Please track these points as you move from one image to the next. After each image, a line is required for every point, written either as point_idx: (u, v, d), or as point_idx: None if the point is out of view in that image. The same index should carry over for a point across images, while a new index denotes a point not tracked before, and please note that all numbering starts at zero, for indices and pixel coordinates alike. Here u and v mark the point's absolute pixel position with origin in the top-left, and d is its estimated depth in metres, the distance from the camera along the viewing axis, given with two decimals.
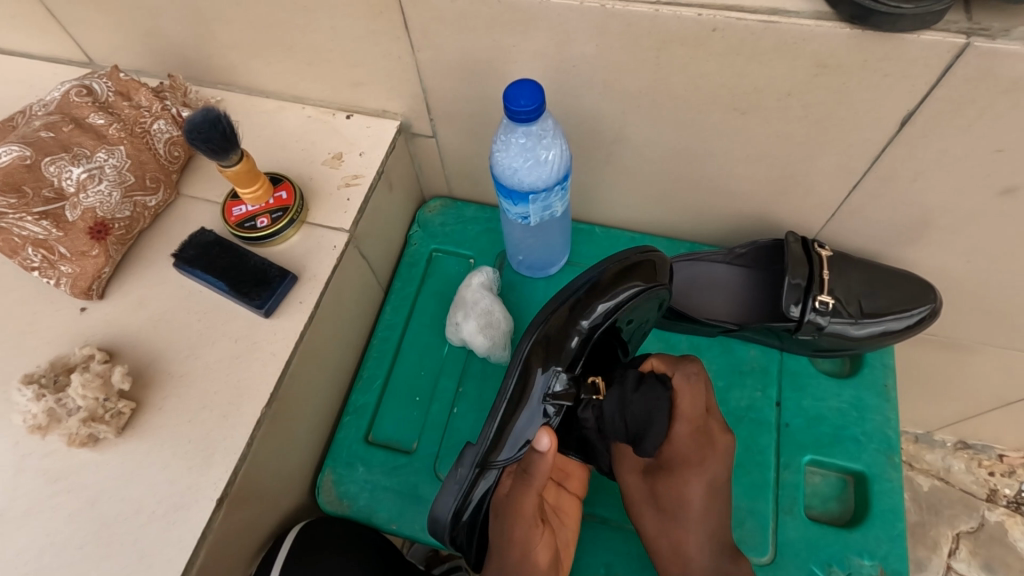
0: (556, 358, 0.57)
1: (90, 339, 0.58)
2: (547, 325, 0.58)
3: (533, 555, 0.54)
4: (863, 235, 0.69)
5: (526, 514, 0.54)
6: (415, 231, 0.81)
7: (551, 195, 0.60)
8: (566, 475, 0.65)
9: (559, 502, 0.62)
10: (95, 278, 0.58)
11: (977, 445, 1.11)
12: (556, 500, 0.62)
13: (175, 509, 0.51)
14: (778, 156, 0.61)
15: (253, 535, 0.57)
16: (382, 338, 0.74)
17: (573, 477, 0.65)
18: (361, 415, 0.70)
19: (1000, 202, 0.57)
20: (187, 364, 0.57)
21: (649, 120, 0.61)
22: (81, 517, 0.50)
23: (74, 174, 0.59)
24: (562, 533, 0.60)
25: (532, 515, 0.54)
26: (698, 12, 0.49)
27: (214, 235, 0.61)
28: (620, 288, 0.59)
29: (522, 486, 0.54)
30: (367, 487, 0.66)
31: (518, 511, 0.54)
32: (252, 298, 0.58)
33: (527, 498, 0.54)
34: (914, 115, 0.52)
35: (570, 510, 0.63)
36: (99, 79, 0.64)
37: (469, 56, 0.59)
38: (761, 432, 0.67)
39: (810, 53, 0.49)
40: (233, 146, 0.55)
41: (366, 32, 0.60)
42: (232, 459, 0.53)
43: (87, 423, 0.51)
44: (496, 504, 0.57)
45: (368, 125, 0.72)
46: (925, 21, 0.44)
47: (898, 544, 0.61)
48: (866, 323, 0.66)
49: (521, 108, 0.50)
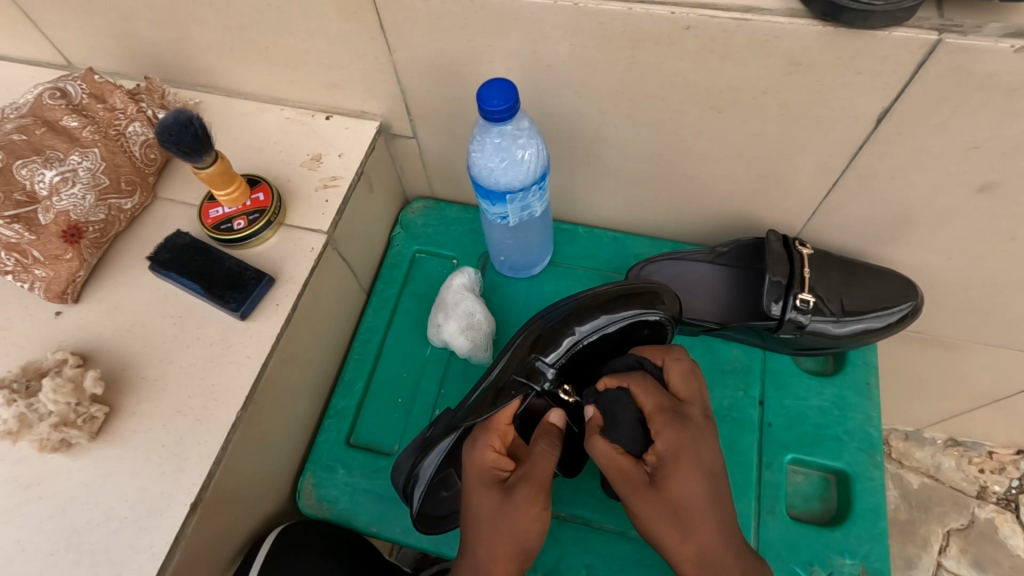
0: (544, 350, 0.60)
1: (63, 344, 0.57)
2: (532, 330, 0.62)
3: (532, 521, 0.50)
4: (844, 234, 0.69)
5: (546, 480, 0.51)
6: (398, 232, 0.80)
7: (529, 195, 0.59)
8: None
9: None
10: (69, 282, 0.57)
11: (967, 442, 1.11)
12: None
13: (147, 515, 0.50)
14: (756, 155, 0.61)
15: (229, 540, 0.57)
16: (364, 341, 0.74)
17: None
18: (342, 418, 0.69)
19: (977, 198, 0.57)
20: (160, 368, 0.56)
21: (627, 119, 0.61)
22: (52, 523, 0.50)
23: (46, 177, 0.58)
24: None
25: (547, 484, 0.51)
26: (672, 10, 0.48)
27: (189, 238, 0.61)
28: (614, 307, 0.62)
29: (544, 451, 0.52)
30: (347, 491, 0.65)
31: (538, 476, 0.51)
32: (228, 301, 0.57)
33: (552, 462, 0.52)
34: (889, 113, 0.52)
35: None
36: (73, 81, 0.63)
37: (445, 57, 0.59)
38: (743, 431, 0.67)
39: (783, 50, 0.49)
40: (206, 148, 0.54)
41: (340, 33, 0.59)
42: (206, 463, 0.52)
43: (58, 428, 0.51)
44: (478, 473, 0.53)
45: (347, 126, 0.71)
46: (895, 18, 0.44)
47: (880, 543, 0.61)
48: (848, 321, 0.66)
49: (493, 108, 0.50)
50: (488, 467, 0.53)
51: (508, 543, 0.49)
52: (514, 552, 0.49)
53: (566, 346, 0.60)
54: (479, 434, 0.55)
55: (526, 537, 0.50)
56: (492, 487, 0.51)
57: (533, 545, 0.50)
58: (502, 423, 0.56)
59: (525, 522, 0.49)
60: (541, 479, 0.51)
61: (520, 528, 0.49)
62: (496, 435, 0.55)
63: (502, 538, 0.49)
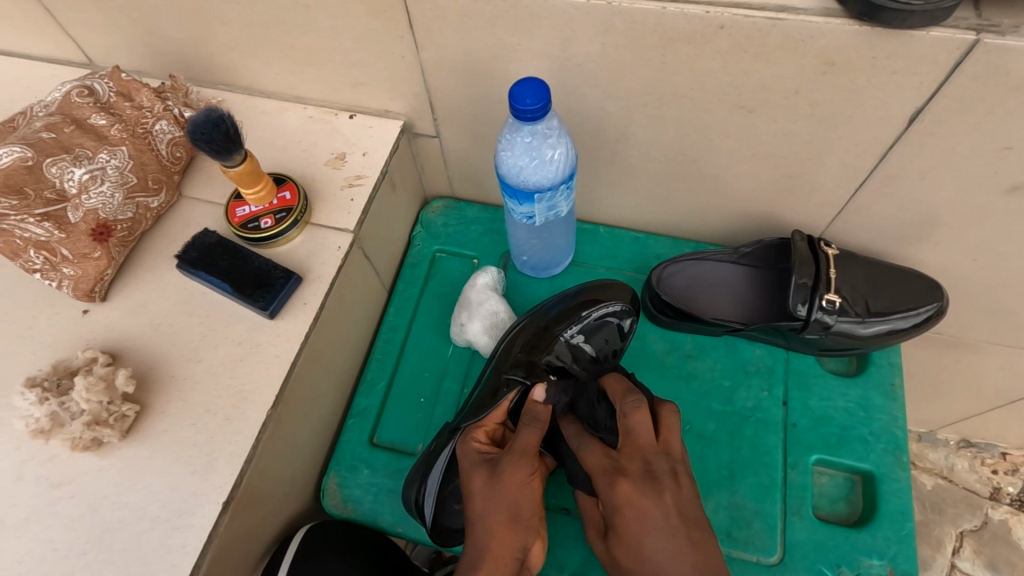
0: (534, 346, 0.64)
1: (91, 343, 0.57)
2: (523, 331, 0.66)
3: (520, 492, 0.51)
4: (868, 234, 0.69)
5: (529, 448, 0.53)
6: (418, 232, 0.80)
7: (557, 194, 0.59)
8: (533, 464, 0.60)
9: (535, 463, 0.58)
10: (97, 280, 0.57)
11: (980, 443, 1.11)
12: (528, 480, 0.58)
13: (178, 514, 0.50)
14: (784, 156, 0.61)
15: (257, 540, 0.57)
16: (385, 341, 0.73)
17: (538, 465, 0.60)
18: (365, 418, 0.69)
19: (1006, 199, 0.57)
20: (189, 367, 0.56)
21: (653, 118, 0.61)
22: (83, 522, 0.50)
23: (75, 175, 0.58)
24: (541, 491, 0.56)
25: (533, 453, 0.53)
26: (706, 9, 0.48)
27: (216, 236, 0.61)
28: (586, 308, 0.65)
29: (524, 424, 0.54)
30: (371, 490, 0.65)
31: (518, 449, 0.53)
32: (256, 299, 0.57)
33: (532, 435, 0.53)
34: (922, 113, 0.52)
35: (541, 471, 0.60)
36: (100, 79, 0.63)
37: (473, 56, 0.59)
38: (767, 432, 0.67)
39: (817, 50, 0.49)
40: (236, 146, 0.54)
41: (368, 32, 0.59)
42: (237, 463, 0.52)
43: (90, 427, 0.51)
44: (463, 453, 0.56)
45: (370, 124, 0.71)
46: (933, 18, 0.44)
47: (907, 545, 0.61)
48: (873, 322, 0.66)
49: (527, 107, 0.50)
50: (479, 449, 0.56)
51: (501, 515, 0.50)
52: (505, 522, 0.50)
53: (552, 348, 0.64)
54: (467, 428, 0.58)
55: (518, 505, 0.51)
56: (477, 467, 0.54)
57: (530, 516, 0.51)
58: (493, 420, 0.58)
59: (514, 491, 0.51)
60: (526, 449, 0.53)
61: (510, 498, 0.51)
62: (484, 427, 0.58)
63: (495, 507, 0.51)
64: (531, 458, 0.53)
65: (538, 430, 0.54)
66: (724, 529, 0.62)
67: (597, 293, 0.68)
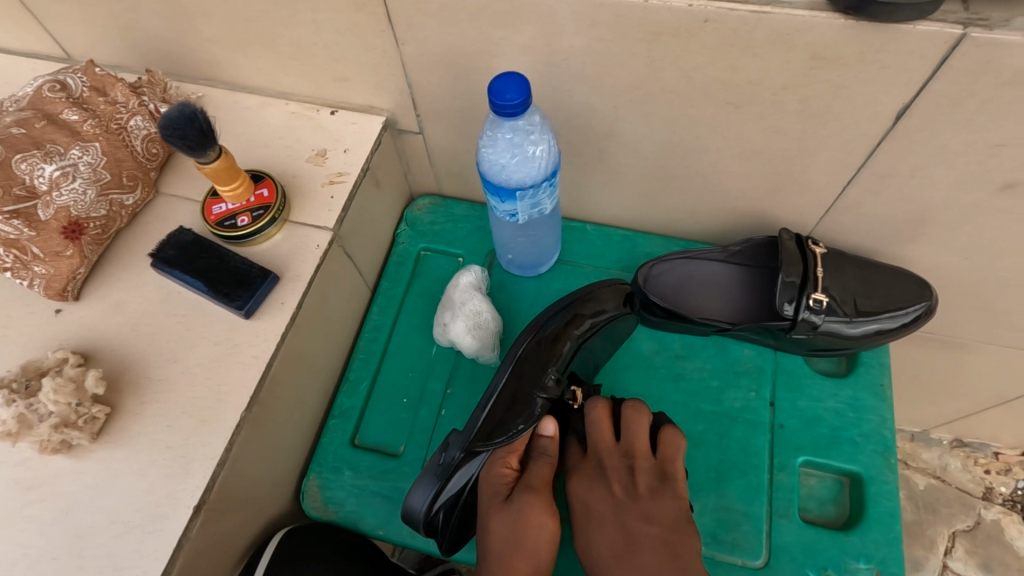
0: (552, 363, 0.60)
1: (64, 343, 0.56)
2: (540, 335, 0.60)
3: (539, 526, 0.54)
4: (858, 232, 0.68)
5: (543, 483, 0.57)
6: (403, 229, 0.79)
7: (540, 192, 0.58)
8: None
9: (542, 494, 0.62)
10: (70, 279, 0.56)
11: (973, 443, 1.11)
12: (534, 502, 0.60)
13: (152, 518, 0.49)
14: (772, 153, 0.60)
15: (234, 544, 0.56)
16: (369, 340, 0.72)
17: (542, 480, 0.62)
18: (347, 418, 0.68)
19: (998, 197, 0.56)
20: (163, 368, 0.55)
21: (639, 115, 0.60)
22: (53, 527, 0.49)
23: (46, 172, 0.57)
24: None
25: (547, 489, 0.57)
26: (690, 2, 0.47)
27: (192, 234, 0.59)
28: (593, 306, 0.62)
29: (540, 460, 0.59)
30: (353, 493, 0.64)
31: (536, 484, 0.57)
32: (232, 299, 0.56)
33: (544, 469, 0.59)
34: (910, 109, 0.51)
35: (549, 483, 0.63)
36: (73, 74, 0.62)
37: (454, 50, 0.58)
38: (755, 433, 0.66)
39: (804, 44, 0.48)
40: (211, 142, 0.53)
41: (348, 25, 0.58)
42: (211, 465, 0.51)
43: (59, 429, 0.50)
44: (489, 485, 0.58)
45: (353, 121, 0.70)
46: (921, 11, 0.43)
47: (895, 548, 0.60)
48: (862, 322, 0.65)
49: (506, 102, 0.48)
50: (501, 481, 0.58)
51: (521, 547, 0.53)
52: (524, 556, 0.53)
53: (566, 353, 0.60)
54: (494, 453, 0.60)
55: (536, 543, 0.53)
56: (495, 499, 0.56)
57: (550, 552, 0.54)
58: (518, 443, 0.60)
59: (534, 528, 0.54)
60: (540, 486, 0.57)
61: (531, 534, 0.54)
62: (513, 454, 0.60)
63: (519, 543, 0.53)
64: (546, 496, 0.57)
65: (546, 464, 0.59)
66: (710, 531, 0.62)
67: (601, 293, 0.63)
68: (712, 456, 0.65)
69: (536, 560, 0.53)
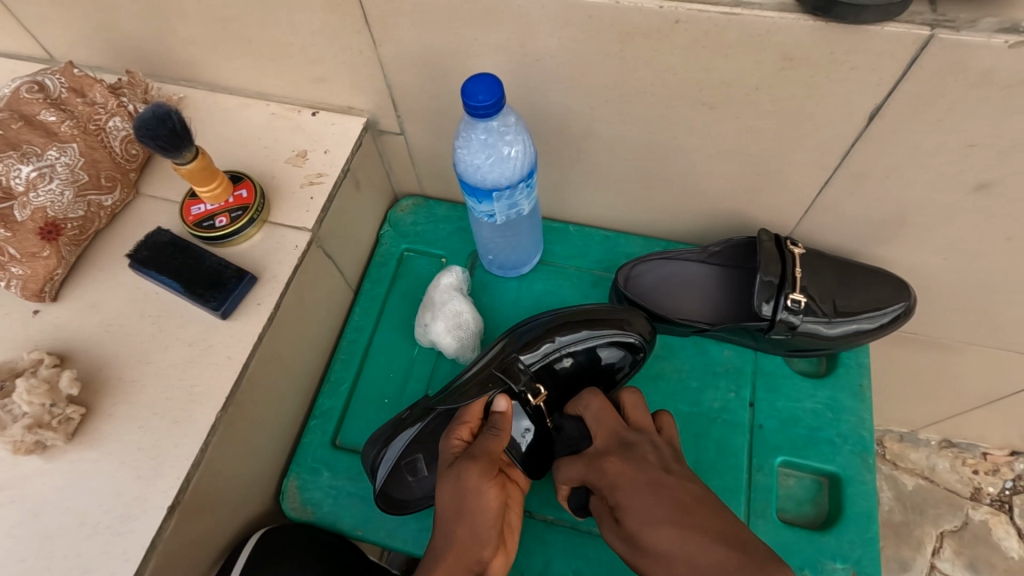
0: (524, 351, 0.61)
1: (40, 344, 0.56)
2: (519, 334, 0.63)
3: (478, 496, 0.49)
4: (837, 233, 0.68)
5: (489, 452, 0.52)
6: (386, 230, 0.79)
7: (516, 193, 0.58)
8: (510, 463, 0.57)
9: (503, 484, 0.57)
10: (47, 280, 0.56)
11: (961, 443, 1.11)
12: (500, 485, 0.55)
13: (123, 519, 0.49)
14: (749, 153, 0.60)
15: (210, 545, 0.56)
16: (350, 341, 0.73)
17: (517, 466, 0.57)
18: (327, 419, 0.68)
19: (971, 197, 0.56)
20: (139, 368, 0.55)
21: (616, 115, 0.60)
22: (25, 528, 0.49)
23: (23, 172, 0.57)
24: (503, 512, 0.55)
25: (493, 459, 0.52)
26: (661, 4, 0.47)
27: (170, 235, 0.60)
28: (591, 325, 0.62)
29: (489, 432, 0.54)
30: (332, 493, 0.64)
31: (478, 452, 0.52)
32: (208, 299, 0.56)
33: (491, 440, 0.53)
34: (882, 110, 0.51)
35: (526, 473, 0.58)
36: (51, 75, 0.62)
37: (431, 50, 0.58)
38: (734, 434, 0.66)
39: (775, 45, 0.48)
40: (186, 143, 0.53)
41: (325, 26, 0.58)
42: (185, 466, 0.51)
43: (32, 430, 0.49)
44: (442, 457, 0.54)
45: (334, 121, 0.70)
46: (889, 12, 0.43)
47: (872, 547, 0.60)
48: (840, 322, 0.65)
49: (478, 103, 0.49)
50: (451, 452, 0.54)
51: (460, 518, 0.48)
52: (462, 526, 0.48)
53: (544, 351, 0.61)
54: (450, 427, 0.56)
55: (474, 512, 0.48)
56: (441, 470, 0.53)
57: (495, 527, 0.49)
58: (474, 416, 0.56)
59: (473, 497, 0.49)
60: (482, 455, 0.52)
61: (473, 504, 0.48)
62: (466, 427, 0.56)
63: (460, 517, 0.48)
64: (488, 463, 0.51)
65: (495, 437, 0.53)
66: None
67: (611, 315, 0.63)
68: (690, 457, 0.65)
69: (473, 533, 0.48)
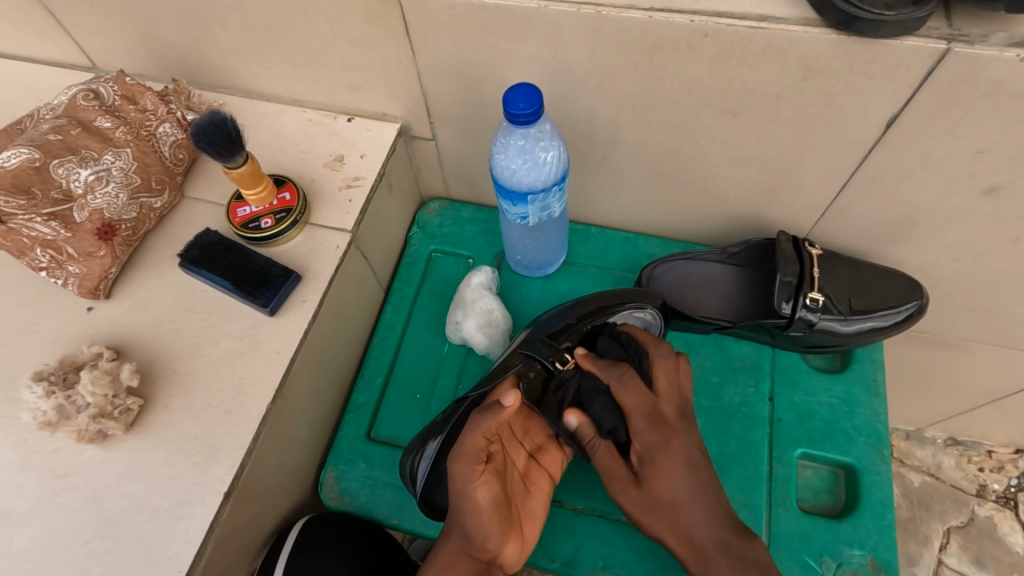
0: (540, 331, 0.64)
1: (95, 338, 0.59)
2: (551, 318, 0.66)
3: (469, 495, 0.51)
4: (852, 235, 0.71)
5: (470, 449, 0.53)
6: (414, 231, 0.82)
7: (549, 196, 0.61)
8: (539, 446, 0.63)
9: (530, 473, 0.60)
10: (102, 278, 0.59)
11: (966, 441, 1.13)
12: (527, 469, 0.61)
13: (182, 504, 0.52)
14: (769, 158, 0.63)
15: (257, 531, 0.58)
16: (382, 338, 0.75)
17: (546, 450, 0.63)
18: (362, 413, 0.71)
19: (981, 201, 0.59)
20: (190, 362, 0.58)
21: (642, 122, 0.63)
22: (89, 512, 0.51)
23: (81, 176, 0.60)
24: (526, 504, 0.59)
25: (474, 455, 0.52)
26: (691, 18, 0.51)
27: (217, 235, 0.62)
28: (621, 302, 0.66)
29: (471, 425, 0.54)
30: (368, 484, 0.67)
31: (463, 447, 0.53)
32: (256, 296, 0.59)
33: (472, 433, 0.53)
34: (898, 118, 0.54)
35: (556, 456, 0.63)
36: (105, 83, 0.65)
37: (468, 61, 0.61)
38: (754, 426, 0.69)
39: (797, 57, 0.51)
40: (238, 148, 0.56)
41: (367, 37, 0.61)
42: (238, 454, 0.54)
43: (96, 419, 0.52)
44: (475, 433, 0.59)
45: (368, 127, 0.73)
46: (907, 28, 0.46)
47: (887, 534, 0.63)
48: (856, 320, 0.68)
49: (519, 111, 0.51)
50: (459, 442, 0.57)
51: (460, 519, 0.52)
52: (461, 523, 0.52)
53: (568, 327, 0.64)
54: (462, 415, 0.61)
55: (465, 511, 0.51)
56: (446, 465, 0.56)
57: (490, 523, 0.52)
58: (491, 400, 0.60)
59: (460, 497, 0.51)
60: (466, 451, 0.52)
61: (466, 501, 0.51)
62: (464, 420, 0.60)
63: (458, 511, 0.52)
64: (468, 461, 0.52)
65: (479, 430, 0.54)
66: None
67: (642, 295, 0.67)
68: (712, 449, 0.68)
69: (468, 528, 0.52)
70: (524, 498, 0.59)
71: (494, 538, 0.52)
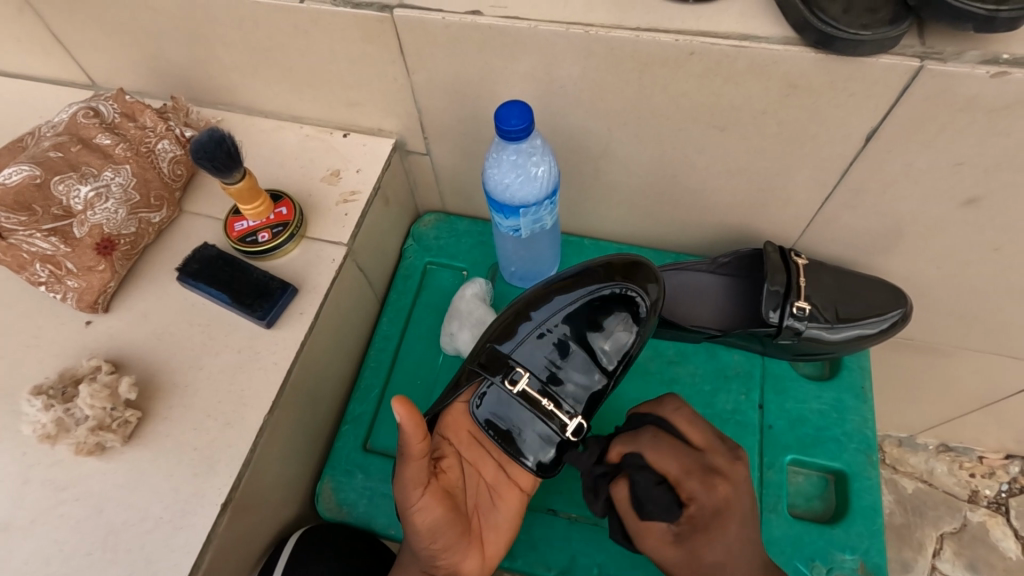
0: (506, 337, 0.65)
1: (94, 351, 0.59)
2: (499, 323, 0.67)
3: (413, 519, 0.51)
4: (839, 245, 0.73)
5: (406, 480, 0.50)
6: (410, 244, 0.83)
7: (541, 209, 0.63)
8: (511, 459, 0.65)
9: (498, 485, 0.63)
10: (101, 292, 0.60)
11: (958, 447, 1.15)
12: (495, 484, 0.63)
13: (182, 513, 0.52)
14: (756, 171, 0.65)
15: (255, 541, 0.59)
16: (379, 349, 0.76)
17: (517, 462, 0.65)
18: (358, 424, 0.71)
19: (960, 211, 0.61)
20: (188, 374, 0.59)
21: (632, 137, 0.64)
22: (88, 524, 0.52)
23: (82, 193, 0.60)
24: (490, 516, 0.61)
25: (417, 483, 0.50)
26: (676, 37, 0.52)
27: (215, 250, 0.63)
28: (581, 282, 0.65)
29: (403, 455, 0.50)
30: (365, 494, 0.67)
31: (405, 479, 0.50)
32: (254, 310, 0.60)
33: (406, 466, 0.49)
34: (879, 131, 0.56)
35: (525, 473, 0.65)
36: (106, 101, 0.66)
37: (462, 79, 0.62)
38: (745, 434, 0.70)
39: (780, 74, 0.53)
40: (236, 164, 0.57)
41: (363, 55, 0.63)
42: (236, 466, 0.54)
43: (95, 432, 0.53)
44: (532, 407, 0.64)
45: (364, 143, 0.74)
46: (883, 46, 0.48)
47: (877, 538, 0.64)
48: (842, 328, 0.69)
49: (511, 127, 0.53)
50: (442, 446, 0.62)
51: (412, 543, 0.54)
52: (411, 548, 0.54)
53: (524, 330, 0.65)
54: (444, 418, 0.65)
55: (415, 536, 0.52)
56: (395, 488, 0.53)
57: (440, 542, 0.52)
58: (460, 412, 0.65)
59: (410, 520, 0.51)
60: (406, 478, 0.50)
61: (409, 525, 0.51)
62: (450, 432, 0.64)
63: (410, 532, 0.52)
64: (406, 491, 0.50)
65: (411, 463, 0.49)
66: None
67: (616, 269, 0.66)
68: None
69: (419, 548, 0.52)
70: (488, 509, 0.61)
71: (441, 556, 0.53)
